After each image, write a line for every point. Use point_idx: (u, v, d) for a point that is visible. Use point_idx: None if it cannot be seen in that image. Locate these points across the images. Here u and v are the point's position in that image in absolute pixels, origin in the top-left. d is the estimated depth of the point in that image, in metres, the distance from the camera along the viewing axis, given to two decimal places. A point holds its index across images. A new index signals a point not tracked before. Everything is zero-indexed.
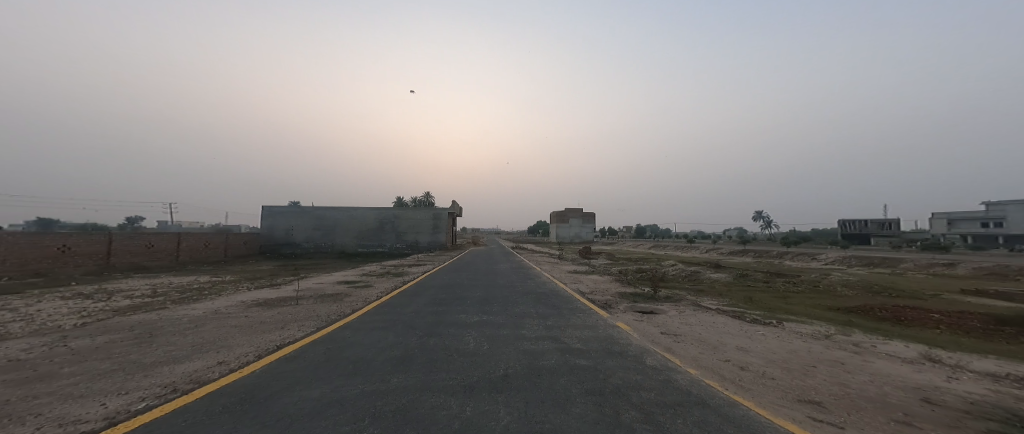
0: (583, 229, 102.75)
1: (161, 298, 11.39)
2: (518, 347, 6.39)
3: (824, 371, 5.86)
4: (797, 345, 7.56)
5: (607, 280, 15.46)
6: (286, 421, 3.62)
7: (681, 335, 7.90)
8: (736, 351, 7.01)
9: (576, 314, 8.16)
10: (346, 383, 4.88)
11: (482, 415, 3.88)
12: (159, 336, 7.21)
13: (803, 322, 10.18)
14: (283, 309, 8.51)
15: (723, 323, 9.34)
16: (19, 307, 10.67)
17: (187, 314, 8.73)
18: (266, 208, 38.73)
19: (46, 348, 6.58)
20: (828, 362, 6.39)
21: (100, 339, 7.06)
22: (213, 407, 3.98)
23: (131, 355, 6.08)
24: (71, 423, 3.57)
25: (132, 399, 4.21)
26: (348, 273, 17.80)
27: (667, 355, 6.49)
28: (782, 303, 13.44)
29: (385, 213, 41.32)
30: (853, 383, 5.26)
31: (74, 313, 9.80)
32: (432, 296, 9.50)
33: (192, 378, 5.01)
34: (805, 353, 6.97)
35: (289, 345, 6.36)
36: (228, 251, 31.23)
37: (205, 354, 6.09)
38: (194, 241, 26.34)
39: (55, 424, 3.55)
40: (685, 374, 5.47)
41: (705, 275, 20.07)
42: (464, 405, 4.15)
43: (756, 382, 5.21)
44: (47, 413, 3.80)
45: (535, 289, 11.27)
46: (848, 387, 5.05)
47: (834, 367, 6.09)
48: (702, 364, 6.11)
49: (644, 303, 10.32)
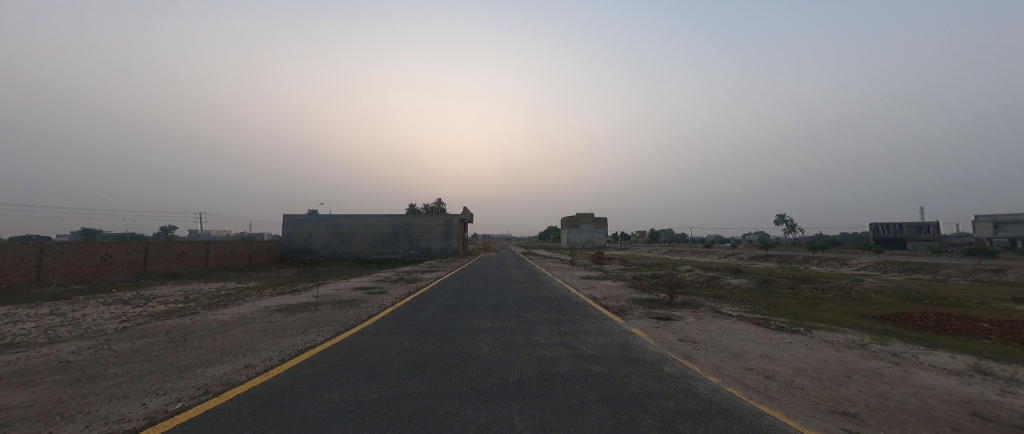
0: (595, 234, 101.44)
1: (192, 303, 11.97)
2: (531, 353, 6.39)
3: (858, 381, 5.61)
4: (829, 354, 7.23)
5: (620, 286, 15.12)
6: (309, 424, 3.75)
7: (700, 342, 7.71)
8: (759, 358, 6.81)
9: (590, 321, 8.05)
10: (364, 388, 5.01)
11: (497, 421, 3.91)
12: (192, 339, 7.60)
13: (833, 330, 9.75)
14: (303, 314, 8.78)
15: (745, 330, 9.05)
16: (68, 312, 11.42)
17: (216, 319, 9.14)
18: (286, 216, 40.09)
19: (92, 350, 7.03)
20: (865, 373, 6.08)
21: (140, 342, 7.50)
22: (241, 408, 4.15)
23: (168, 357, 6.41)
24: (115, 422, 3.79)
25: (170, 400, 4.44)
26: (364, 279, 18.01)
27: (686, 362, 6.36)
28: (809, 309, 12.93)
29: (398, 220, 41.97)
30: (891, 394, 5.02)
31: (116, 318, 10.44)
32: (444, 303, 9.56)
33: (223, 380, 5.26)
34: (834, 362, 6.71)
35: (310, 349, 6.57)
36: (254, 258, 32.50)
37: (233, 357, 6.36)
38: (221, 250, 27.54)
39: (102, 423, 3.78)
40: (707, 382, 5.32)
41: (724, 280, 19.51)
42: (478, 411, 4.19)
43: (784, 392, 5.03)
44: (95, 411, 4.07)
45: (547, 295, 11.20)
46: (886, 399, 4.82)
47: (871, 378, 5.80)
48: (724, 372, 5.95)
49: (660, 310, 10.06)
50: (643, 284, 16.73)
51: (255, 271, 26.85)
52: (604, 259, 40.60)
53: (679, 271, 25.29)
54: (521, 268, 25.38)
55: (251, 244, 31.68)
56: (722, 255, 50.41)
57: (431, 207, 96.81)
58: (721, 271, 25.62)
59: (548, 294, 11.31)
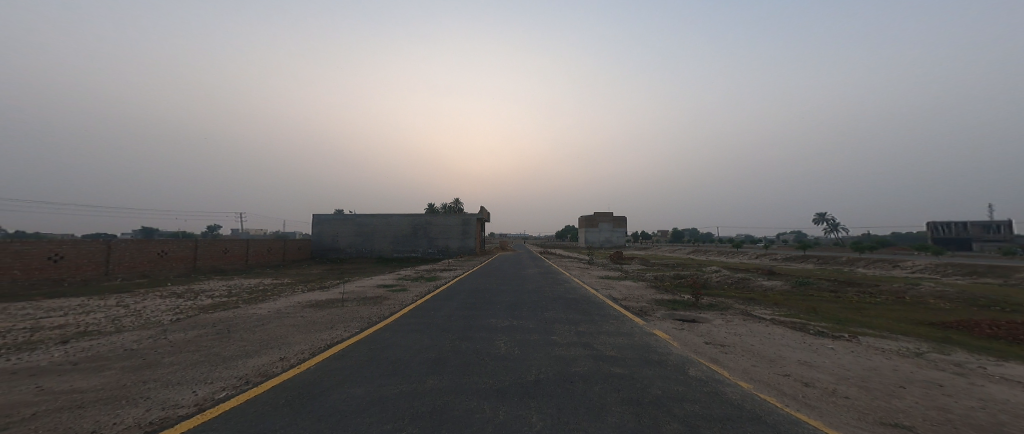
0: (616, 234, 99.70)
1: (235, 298, 12.83)
2: (549, 353, 6.38)
3: (914, 392, 5.19)
4: (879, 363, 6.73)
5: (642, 286, 14.77)
6: (337, 416, 3.95)
7: (729, 345, 7.41)
8: (797, 364, 6.46)
9: (609, 321, 7.93)
10: (386, 383, 5.21)
11: (516, 420, 3.95)
12: (235, 332, 8.17)
13: (884, 337, 9.06)
14: (332, 310, 9.21)
15: (779, 334, 8.60)
16: (130, 303, 12.57)
17: (255, 312, 9.76)
18: (316, 215, 41.82)
19: (151, 339, 7.71)
20: (921, 383, 5.63)
21: (191, 333, 8.14)
22: (277, 399, 4.43)
23: (215, 348, 6.93)
24: (170, 408, 4.15)
25: (216, 388, 4.81)
26: (387, 277, 18.58)
27: (713, 366, 6.15)
28: (855, 314, 12.09)
29: (418, 219, 43.00)
30: (952, 408, 4.62)
31: (171, 310, 11.37)
32: (463, 301, 9.71)
33: (261, 371, 5.62)
34: (885, 371, 6.25)
35: (338, 344, 6.88)
36: (287, 255, 34.34)
37: (269, 350, 6.78)
38: (260, 247, 29.28)
39: (159, 407, 4.15)
40: (737, 388, 5.12)
41: (756, 282, 18.61)
42: (496, 409, 4.25)
43: (825, 401, 4.76)
44: (154, 397, 4.48)
45: (566, 294, 11.11)
46: (947, 412, 4.45)
47: (928, 389, 5.36)
48: (756, 377, 5.69)
49: (684, 311, 9.74)
50: (666, 284, 16.24)
51: (289, 269, 28.38)
52: (628, 259, 39.82)
53: (706, 272, 24.29)
54: (536, 267, 25.27)
55: (285, 242, 33.50)
56: (755, 255, 48.04)
57: (451, 207, 98.13)
58: (753, 272, 24.48)
59: (566, 294, 11.23)
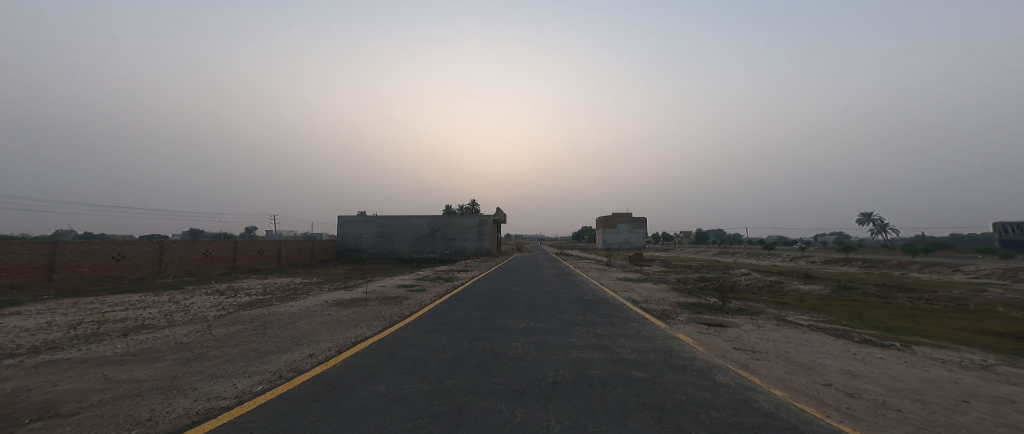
0: (633, 234, 97.61)
1: (269, 296, 13.50)
2: (567, 355, 6.30)
3: (977, 408, 4.73)
4: (935, 375, 6.19)
5: (664, 289, 14.30)
6: (361, 413, 4.06)
7: (760, 352, 7.05)
8: (839, 374, 6.04)
9: (629, 324, 7.74)
10: (407, 381, 5.31)
11: (534, 421, 3.93)
12: (269, 328, 8.61)
13: (940, 347, 8.33)
14: (356, 308, 9.52)
15: (816, 341, 8.10)
16: (176, 300, 13.46)
17: (287, 310, 10.23)
18: (340, 216, 43.16)
19: (197, 333, 8.25)
20: (985, 398, 5.13)
21: (230, 329, 8.65)
22: (307, 394, 4.62)
23: (252, 343, 7.33)
24: (213, 399, 4.42)
25: (253, 382, 5.09)
26: (406, 277, 18.99)
27: (743, 372, 5.86)
28: (904, 321, 11.21)
29: (435, 220, 43.74)
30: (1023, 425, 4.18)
31: (213, 306, 12.11)
32: (480, 301, 9.77)
33: (293, 366, 5.90)
34: (943, 384, 5.73)
35: (363, 341, 7.10)
36: (315, 256, 35.76)
37: (300, 346, 7.09)
38: (289, 248, 30.67)
39: (205, 398, 4.44)
40: (770, 396, 4.86)
41: (790, 285, 17.65)
42: (514, 410, 4.24)
43: (873, 413, 4.42)
44: (200, 388, 4.79)
45: (584, 296, 10.94)
46: (1017, 430, 4.03)
47: (993, 404, 4.88)
48: (792, 386, 5.38)
49: (710, 315, 9.36)
50: (692, 287, 15.67)
51: (316, 268, 29.57)
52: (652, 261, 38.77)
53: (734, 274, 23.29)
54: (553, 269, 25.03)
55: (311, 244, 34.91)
56: (790, 257, 45.56)
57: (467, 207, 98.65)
58: (787, 275, 23.19)
59: (584, 296, 11.06)
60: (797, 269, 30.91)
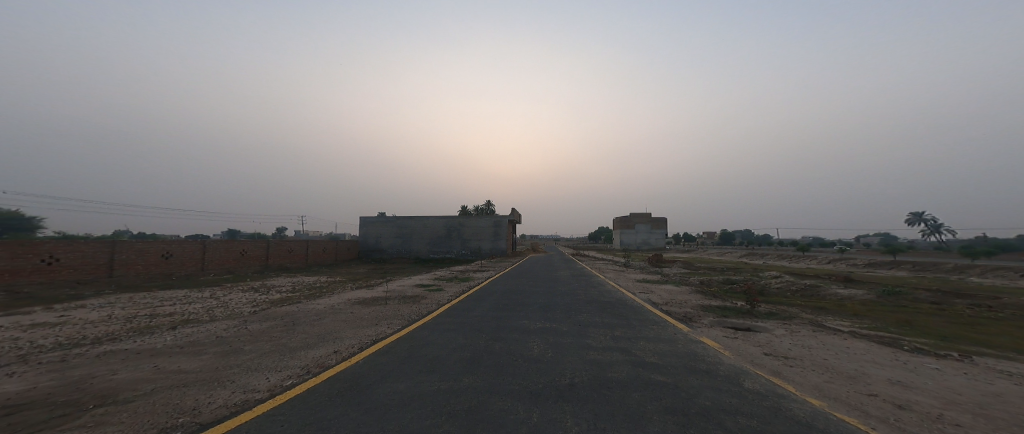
0: (652, 235, 94.82)
1: (297, 293, 14.05)
2: (584, 357, 6.20)
3: None
4: (997, 388, 5.66)
5: (686, 291, 13.82)
6: (381, 409, 4.14)
7: (794, 358, 6.68)
8: (886, 384, 5.62)
9: (650, 327, 7.51)
10: (426, 380, 5.38)
11: (550, 423, 3.89)
12: (298, 324, 8.97)
13: (1003, 358, 7.61)
14: (377, 307, 9.76)
15: (856, 348, 7.59)
16: (214, 296, 14.24)
17: (314, 308, 10.62)
18: (362, 216, 44.29)
19: (234, 328, 8.70)
20: None
21: (263, 324, 9.07)
22: (331, 390, 4.77)
23: (282, 339, 7.66)
24: (248, 391, 4.66)
25: (283, 376, 5.32)
26: (424, 277, 19.30)
27: (775, 379, 5.57)
28: (960, 330, 10.32)
29: (452, 221, 44.21)
30: None
31: (247, 303, 12.74)
32: (496, 302, 9.77)
33: (320, 362, 6.12)
34: (1008, 398, 5.21)
35: (384, 339, 7.27)
36: (338, 255, 36.92)
37: (326, 343, 7.34)
38: (316, 248, 31.85)
39: (240, 391, 4.68)
40: (805, 405, 4.58)
41: (826, 289, 16.66)
42: (531, 411, 4.21)
43: (925, 426, 4.09)
44: (236, 381, 5.05)
45: (601, 297, 10.73)
46: None
47: None
48: (831, 395, 5.06)
49: (738, 319, 8.96)
50: (718, 290, 15.08)
51: (340, 267, 30.51)
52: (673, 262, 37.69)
53: (764, 277, 22.24)
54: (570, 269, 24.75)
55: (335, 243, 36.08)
56: (830, 259, 42.90)
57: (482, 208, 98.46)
58: (824, 279, 21.87)
59: (602, 297, 10.84)
60: (837, 272, 29.05)
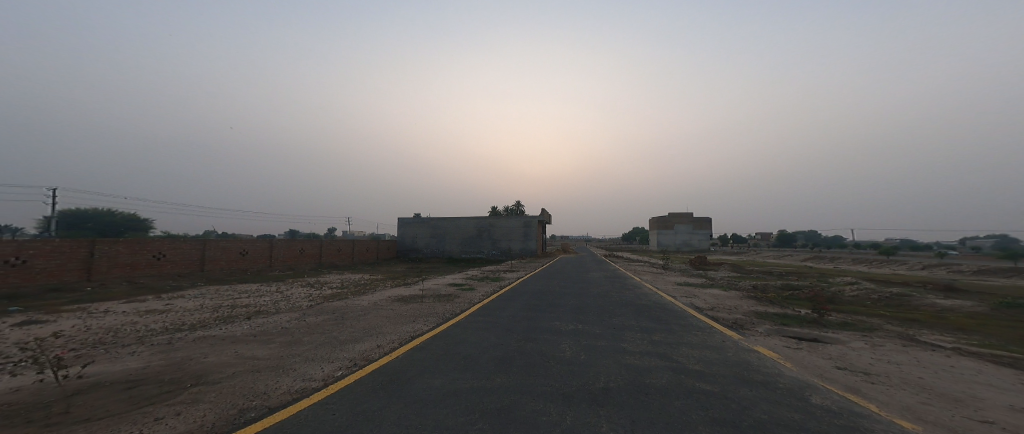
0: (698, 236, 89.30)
1: (344, 290, 14.87)
2: (619, 361, 5.93)
3: None
4: None
5: (736, 296, 12.80)
6: (418, 404, 4.21)
7: (871, 374, 5.91)
8: (995, 408, 4.77)
9: (693, 332, 7.03)
10: (460, 378, 5.40)
11: (585, 426, 3.73)
12: (346, 319, 9.47)
13: None
14: (415, 304, 10.06)
15: (949, 366, 6.57)
16: (273, 290, 15.45)
17: (360, 303, 11.18)
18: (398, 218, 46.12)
19: (293, 320, 9.37)
20: None
21: (317, 318, 9.68)
22: (373, 382, 4.95)
23: (333, 332, 8.12)
24: (306, 380, 4.97)
25: (335, 367, 5.62)
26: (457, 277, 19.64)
27: (851, 396, 4.93)
28: None
29: (482, 221, 44.73)
30: None
31: (303, 297, 13.68)
32: (527, 302, 9.66)
33: (366, 355, 6.41)
34: None
35: (422, 336, 7.47)
36: (380, 254, 38.67)
37: (371, 338, 7.66)
38: (360, 247, 33.69)
39: (299, 378, 5.00)
40: (886, 426, 4.00)
41: (909, 298, 14.67)
42: (565, 414, 4.07)
43: None
44: (297, 369, 5.41)
45: (638, 300, 10.23)
46: None
47: None
48: (926, 417, 4.39)
49: (799, 328, 8.11)
50: (773, 296, 13.84)
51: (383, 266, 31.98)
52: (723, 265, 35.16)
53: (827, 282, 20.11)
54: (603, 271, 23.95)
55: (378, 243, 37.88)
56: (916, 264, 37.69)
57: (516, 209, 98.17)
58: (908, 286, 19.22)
59: (639, 300, 10.33)
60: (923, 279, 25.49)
